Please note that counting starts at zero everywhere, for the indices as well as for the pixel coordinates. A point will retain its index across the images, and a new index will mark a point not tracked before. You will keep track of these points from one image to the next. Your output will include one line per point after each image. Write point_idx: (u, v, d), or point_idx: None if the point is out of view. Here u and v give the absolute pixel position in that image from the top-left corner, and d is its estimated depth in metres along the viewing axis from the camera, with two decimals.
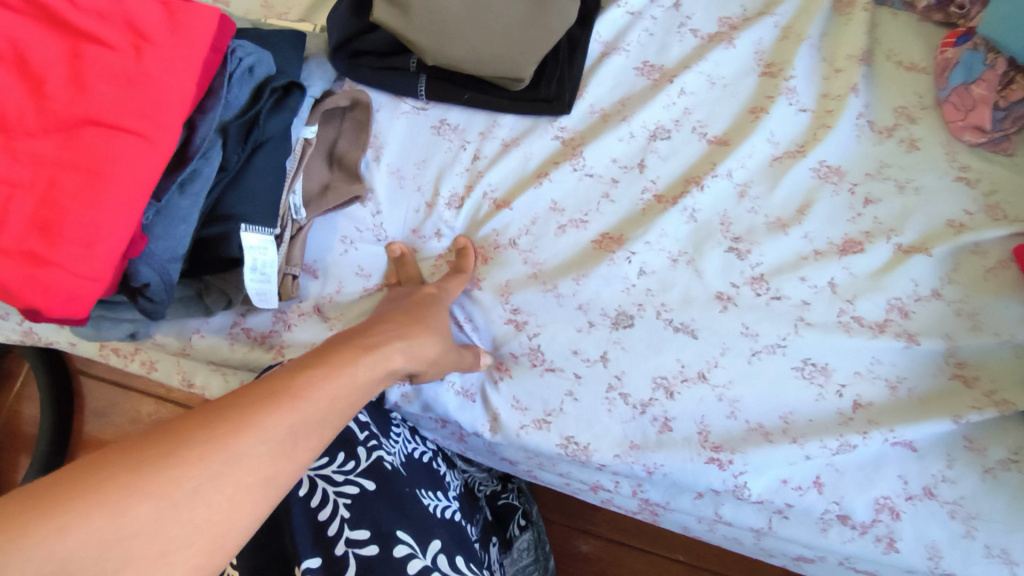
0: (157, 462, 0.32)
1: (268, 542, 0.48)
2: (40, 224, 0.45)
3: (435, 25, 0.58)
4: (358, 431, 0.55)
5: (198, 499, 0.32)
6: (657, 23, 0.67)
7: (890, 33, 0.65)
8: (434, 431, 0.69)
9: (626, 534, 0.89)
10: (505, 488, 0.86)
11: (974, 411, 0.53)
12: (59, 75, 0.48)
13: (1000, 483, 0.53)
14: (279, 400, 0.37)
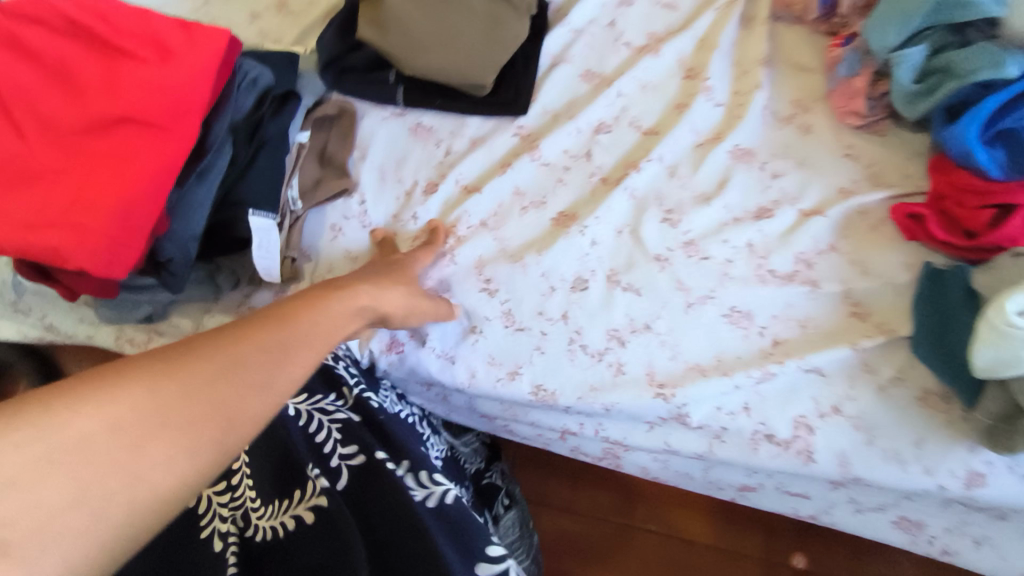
0: (158, 367, 0.37)
1: (271, 453, 0.59)
2: (85, 200, 0.54)
3: (409, 40, 0.70)
4: (346, 376, 0.67)
5: (213, 384, 0.37)
6: (596, 38, 0.80)
7: (788, 41, 0.78)
8: (420, 395, 0.77)
9: (601, 510, 0.99)
10: (489, 468, 0.94)
11: (866, 339, 0.64)
12: (99, 84, 0.58)
13: (893, 397, 0.63)
14: (279, 319, 0.43)
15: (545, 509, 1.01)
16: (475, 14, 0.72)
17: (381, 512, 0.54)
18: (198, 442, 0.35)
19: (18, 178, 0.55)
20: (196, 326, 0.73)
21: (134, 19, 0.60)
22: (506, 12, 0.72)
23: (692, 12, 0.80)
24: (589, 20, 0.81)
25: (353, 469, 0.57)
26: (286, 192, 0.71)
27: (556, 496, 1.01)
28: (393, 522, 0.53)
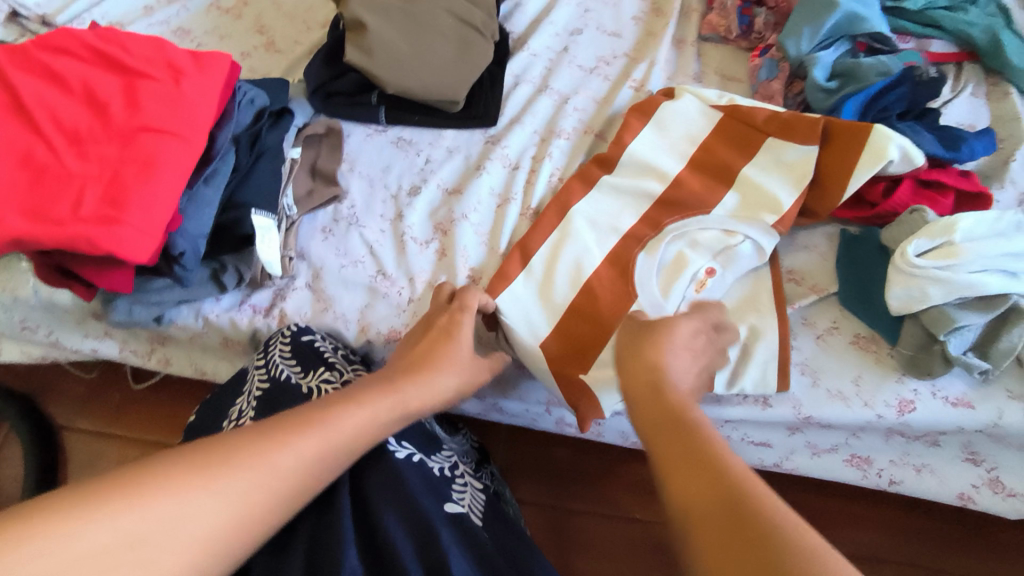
0: (189, 483, 0.44)
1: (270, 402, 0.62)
2: (111, 198, 0.60)
3: (392, 62, 0.81)
4: (326, 353, 0.68)
5: (234, 495, 0.45)
6: (552, 63, 0.92)
7: (716, 58, 0.91)
8: None
9: (591, 503, 1.01)
10: (481, 469, 0.95)
11: (802, 298, 0.74)
12: (120, 101, 0.66)
13: (830, 344, 0.71)
14: (311, 430, 0.50)
15: (535, 507, 1.02)
16: (449, 41, 0.84)
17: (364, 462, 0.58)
18: (201, 545, 0.43)
19: (47, 183, 0.62)
20: (201, 328, 0.78)
21: (149, 47, 0.69)
22: (473, 37, 0.85)
23: (633, 38, 0.93)
24: (545, 47, 0.93)
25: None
26: (283, 200, 0.79)
27: (545, 491, 1.02)
28: (377, 470, 0.57)
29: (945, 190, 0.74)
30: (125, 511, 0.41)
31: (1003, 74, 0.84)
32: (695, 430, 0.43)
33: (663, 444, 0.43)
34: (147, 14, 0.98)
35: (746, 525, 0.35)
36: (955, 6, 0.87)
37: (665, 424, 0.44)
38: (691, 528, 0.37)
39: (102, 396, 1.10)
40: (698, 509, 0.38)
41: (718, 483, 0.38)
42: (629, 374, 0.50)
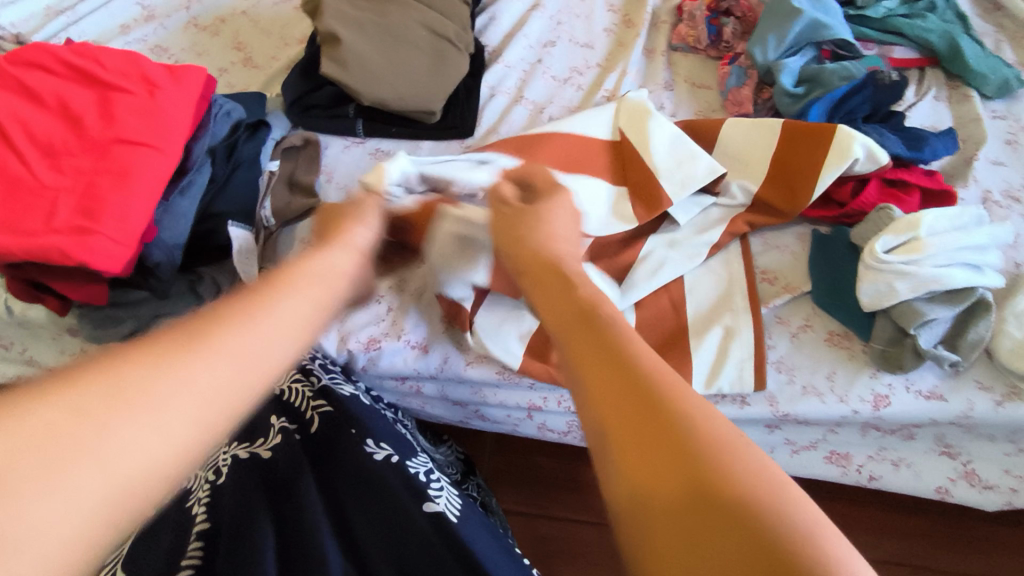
0: (163, 358, 0.37)
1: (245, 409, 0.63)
2: (85, 208, 0.60)
3: (367, 75, 0.83)
4: (304, 360, 0.68)
5: (228, 366, 0.38)
6: (526, 73, 0.93)
7: (685, 66, 0.93)
8: (392, 393, 0.81)
9: (576, 511, 1.00)
10: (465, 480, 0.94)
11: (776, 297, 0.75)
12: (94, 113, 0.66)
13: (805, 342, 0.72)
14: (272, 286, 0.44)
15: (521, 517, 1.01)
16: (422, 52, 0.85)
17: (339, 464, 0.58)
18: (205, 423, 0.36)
19: (20, 195, 0.62)
20: None
21: (124, 61, 0.69)
22: (447, 49, 0.86)
23: (604, 48, 0.95)
24: (519, 59, 0.94)
25: (324, 419, 0.62)
26: (260, 212, 0.76)
27: (532, 500, 1.01)
28: (349, 473, 0.58)
29: (909, 188, 0.75)
30: (116, 404, 0.34)
31: (963, 77, 0.87)
32: (610, 330, 0.39)
33: (577, 341, 0.39)
34: (124, 32, 0.99)
35: (669, 419, 0.33)
36: (914, 14, 0.90)
37: (577, 323, 0.40)
38: (603, 419, 0.34)
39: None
40: (610, 407, 0.34)
41: (635, 379, 0.35)
42: (537, 274, 0.47)
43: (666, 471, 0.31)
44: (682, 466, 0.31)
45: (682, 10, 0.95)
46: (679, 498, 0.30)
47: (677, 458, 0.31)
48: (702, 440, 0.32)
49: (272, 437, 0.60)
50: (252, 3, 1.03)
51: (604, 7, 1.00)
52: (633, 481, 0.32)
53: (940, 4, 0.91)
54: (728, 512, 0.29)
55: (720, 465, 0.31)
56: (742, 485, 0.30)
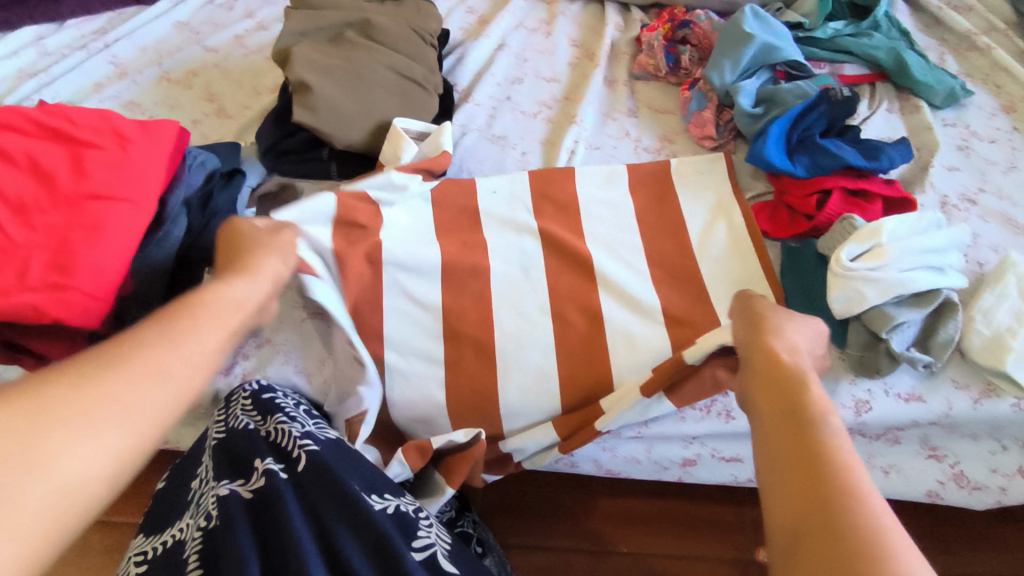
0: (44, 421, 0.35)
1: (224, 454, 0.61)
2: (60, 265, 0.60)
3: (338, 117, 0.84)
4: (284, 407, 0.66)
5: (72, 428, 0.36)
6: (494, 109, 0.96)
7: (647, 93, 0.96)
8: None
9: (574, 540, 0.99)
10: (461, 517, 0.91)
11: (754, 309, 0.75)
12: (66, 170, 0.67)
13: None
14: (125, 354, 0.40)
15: (517, 550, 0.99)
16: (392, 94, 0.87)
17: (330, 500, 0.56)
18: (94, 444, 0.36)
19: None
20: None
21: (95, 118, 0.70)
22: (417, 90, 0.89)
23: (570, 82, 0.99)
24: (488, 96, 0.97)
25: (310, 459, 0.58)
26: None
27: (531, 533, 1.00)
28: (340, 506, 0.56)
29: (871, 197, 0.78)
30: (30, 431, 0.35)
31: (911, 89, 0.90)
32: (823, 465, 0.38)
33: (763, 433, 0.42)
34: (97, 91, 1.01)
35: (816, 470, 0.38)
36: (860, 33, 0.93)
37: (750, 323, 0.51)
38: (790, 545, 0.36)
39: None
40: (779, 524, 0.38)
41: (818, 465, 0.38)
42: (776, 435, 0.41)
43: (788, 548, 0.36)
44: (806, 462, 0.38)
45: (641, 41, 0.98)
46: (807, 553, 0.35)
47: (815, 516, 0.36)
48: (840, 503, 0.36)
49: (256, 478, 0.57)
50: (222, 56, 1.06)
51: (566, 43, 1.03)
52: (785, 526, 0.37)
53: (883, 21, 0.94)
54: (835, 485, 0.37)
55: (863, 535, 0.34)
56: (868, 550, 0.33)
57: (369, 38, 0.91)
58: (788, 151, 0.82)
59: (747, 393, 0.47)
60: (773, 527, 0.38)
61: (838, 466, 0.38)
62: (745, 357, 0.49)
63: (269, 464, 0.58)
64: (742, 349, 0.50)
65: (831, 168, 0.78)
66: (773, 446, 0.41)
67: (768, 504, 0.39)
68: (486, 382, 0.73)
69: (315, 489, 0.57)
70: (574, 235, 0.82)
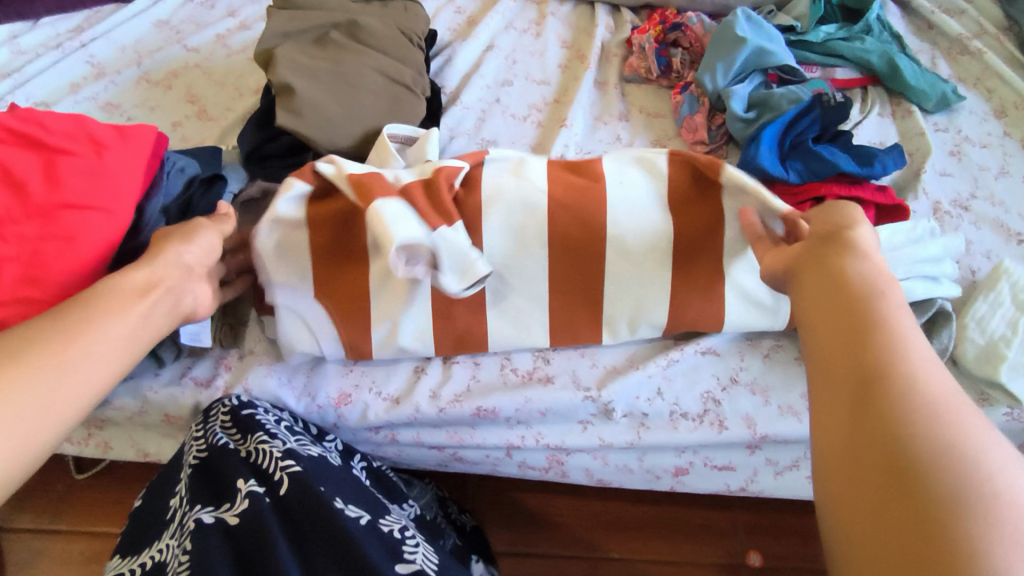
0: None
1: (205, 473, 0.59)
2: (32, 279, 0.58)
3: (323, 122, 0.81)
4: (267, 424, 0.64)
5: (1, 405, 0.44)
6: (483, 112, 0.94)
7: (639, 95, 0.95)
8: (411, 461, 0.81)
9: (565, 546, 0.98)
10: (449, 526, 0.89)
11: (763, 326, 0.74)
12: (37, 177, 0.63)
13: (777, 361, 0.75)
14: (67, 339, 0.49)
15: (508, 557, 0.98)
16: (379, 98, 0.85)
17: (313, 528, 0.54)
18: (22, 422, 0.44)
19: None
20: (140, 408, 0.75)
21: (69, 123, 0.68)
22: (404, 93, 0.86)
23: (560, 84, 0.97)
24: (477, 99, 0.95)
25: (293, 479, 0.56)
26: None
27: (521, 539, 0.99)
28: (324, 538, 0.53)
29: (864, 204, 0.77)
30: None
31: (903, 94, 0.90)
32: (894, 391, 0.41)
33: (836, 351, 0.46)
34: (73, 91, 0.98)
35: (888, 395, 0.41)
36: (853, 36, 0.93)
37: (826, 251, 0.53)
38: (854, 458, 0.40)
39: (37, 487, 0.93)
40: (841, 432, 0.42)
41: (890, 389, 0.41)
42: (850, 359, 0.44)
43: (857, 461, 0.40)
44: (878, 388, 0.41)
45: (632, 43, 0.96)
46: (875, 465, 0.39)
47: (884, 431, 0.39)
48: (912, 420, 0.39)
49: (239, 502, 0.55)
50: (204, 56, 1.03)
51: (556, 44, 1.01)
52: (845, 443, 0.41)
53: (875, 25, 0.94)
54: (907, 408, 0.40)
55: (944, 454, 0.37)
56: (936, 457, 0.37)
57: (356, 40, 0.89)
58: (782, 156, 0.81)
59: (814, 315, 0.49)
60: (837, 442, 0.42)
61: (910, 387, 0.41)
62: (818, 282, 0.51)
63: (252, 485, 0.56)
64: (814, 272, 0.52)
65: (825, 175, 0.78)
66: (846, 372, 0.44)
67: (834, 420, 0.43)
68: None
69: (299, 515, 0.55)
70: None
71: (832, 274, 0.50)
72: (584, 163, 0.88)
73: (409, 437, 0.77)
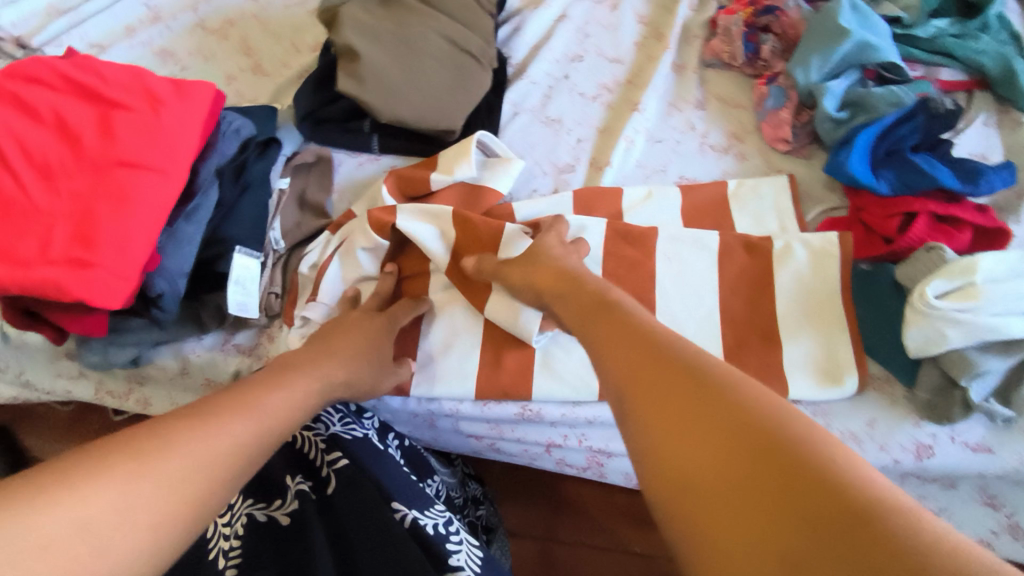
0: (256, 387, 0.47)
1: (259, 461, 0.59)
2: (82, 238, 0.56)
3: (385, 91, 0.77)
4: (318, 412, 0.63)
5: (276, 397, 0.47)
6: (550, 88, 0.89)
7: (718, 83, 0.88)
8: (444, 443, 0.80)
9: (585, 534, 0.96)
10: (468, 508, 0.88)
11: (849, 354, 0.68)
12: (93, 132, 0.61)
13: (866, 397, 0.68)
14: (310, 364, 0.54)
15: (526, 538, 0.97)
16: (442, 66, 0.80)
17: (357, 526, 0.52)
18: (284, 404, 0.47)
19: (13, 219, 0.58)
20: (181, 369, 0.74)
21: (126, 75, 0.65)
22: (470, 64, 0.81)
23: (634, 64, 0.91)
24: (545, 74, 0.90)
25: (341, 476, 0.55)
26: (269, 233, 0.73)
27: (541, 522, 0.98)
28: (368, 535, 0.51)
29: (961, 225, 0.70)
30: (248, 400, 0.45)
31: (1015, 103, 0.81)
32: (706, 388, 0.37)
33: (629, 374, 0.41)
34: (128, 35, 0.95)
35: (705, 394, 0.37)
36: (966, 34, 0.84)
37: (598, 315, 0.49)
38: (703, 482, 0.33)
39: (80, 422, 1.02)
40: (674, 453, 0.35)
41: (705, 386, 0.37)
42: (648, 373, 0.40)
43: (717, 487, 0.32)
44: (698, 393, 0.37)
45: (717, 24, 0.89)
46: (732, 479, 0.32)
47: (724, 433, 0.34)
48: (738, 408, 0.35)
49: (289, 500, 0.54)
50: (262, 6, 0.99)
51: (632, 19, 0.94)
52: (692, 466, 0.34)
53: (993, 23, 0.85)
54: (730, 406, 0.36)
55: (791, 442, 0.33)
56: (781, 438, 0.33)
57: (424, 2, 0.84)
58: (873, 164, 0.74)
59: (623, 386, 0.41)
60: (671, 476, 0.35)
61: (721, 381, 0.38)
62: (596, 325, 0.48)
63: (300, 483, 0.55)
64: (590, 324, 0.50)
65: (920, 189, 0.71)
66: (683, 423, 0.36)
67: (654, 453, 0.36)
68: (520, 395, 0.70)
69: (344, 512, 0.53)
70: (624, 235, 0.75)
71: (598, 310, 0.50)
72: (655, 152, 0.83)
73: (447, 424, 0.75)
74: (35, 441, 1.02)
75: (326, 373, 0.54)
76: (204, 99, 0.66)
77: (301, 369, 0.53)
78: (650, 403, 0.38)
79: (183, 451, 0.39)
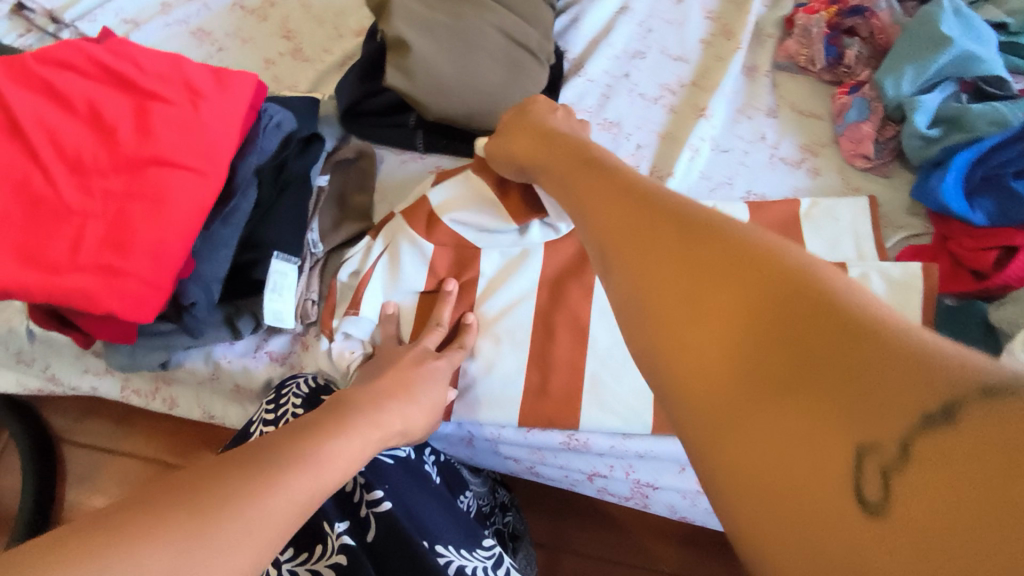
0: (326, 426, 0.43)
1: None
2: (114, 243, 0.52)
3: (435, 87, 0.71)
4: None
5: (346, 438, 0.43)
6: (609, 87, 0.82)
7: (792, 89, 0.81)
8: (479, 460, 0.75)
9: (615, 550, 0.92)
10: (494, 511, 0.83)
11: None
12: (129, 125, 0.57)
13: None
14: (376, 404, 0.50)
15: (551, 547, 0.93)
16: (496, 62, 0.74)
17: None
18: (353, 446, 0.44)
19: (42, 218, 0.54)
20: (211, 373, 0.70)
21: (165, 64, 0.60)
22: (527, 61, 0.75)
23: (699, 63, 0.84)
24: (603, 71, 0.83)
25: (381, 521, 0.50)
26: (308, 234, 0.68)
27: (569, 534, 0.94)
28: None
29: None
30: (320, 438, 0.42)
31: None
32: (693, 224, 0.33)
33: (610, 221, 0.37)
34: (164, 12, 0.90)
35: (689, 231, 0.32)
36: None
37: (581, 170, 0.45)
38: (697, 321, 0.29)
39: (103, 402, 1.00)
40: (663, 298, 0.31)
41: (690, 225, 0.33)
42: (626, 213, 0.36)
43: (711, 323, 0.29)
44: (683, 232, 0.33)
45: (795, 24, 0.82)
46: (727, 316, 0.28)
47: (717, 269, 0.30)
48: (725, 238, 0.31)
49: (332, 552, 0.49)
50: None
51: (700, 14, 0.87)
52: (686, 314, 0.30)
53: None
54: (717, 240, 0.31)
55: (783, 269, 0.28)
56: (776, 264, 0.29)
57: None
58: (968, 189, 0.67)
59: (606, 237, 0.36)
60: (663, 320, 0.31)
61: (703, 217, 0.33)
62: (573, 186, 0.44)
63: (341, 532, 0.50)
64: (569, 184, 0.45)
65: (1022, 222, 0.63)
66: (672, 272, 0.31)
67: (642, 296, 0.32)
68: (566, 423, 0.65)
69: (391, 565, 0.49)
70: None
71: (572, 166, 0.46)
72: (721, 163, 0.77)
73: (485, 445, 0.70)
74: (58, 420, 1.00)
75: (389, 413, 0.50)
76: (246, 91, 0.61)
77: (366, 406, 0.49)
78: (630, 241, 0.34)
79: (254, 490, 0.35)
